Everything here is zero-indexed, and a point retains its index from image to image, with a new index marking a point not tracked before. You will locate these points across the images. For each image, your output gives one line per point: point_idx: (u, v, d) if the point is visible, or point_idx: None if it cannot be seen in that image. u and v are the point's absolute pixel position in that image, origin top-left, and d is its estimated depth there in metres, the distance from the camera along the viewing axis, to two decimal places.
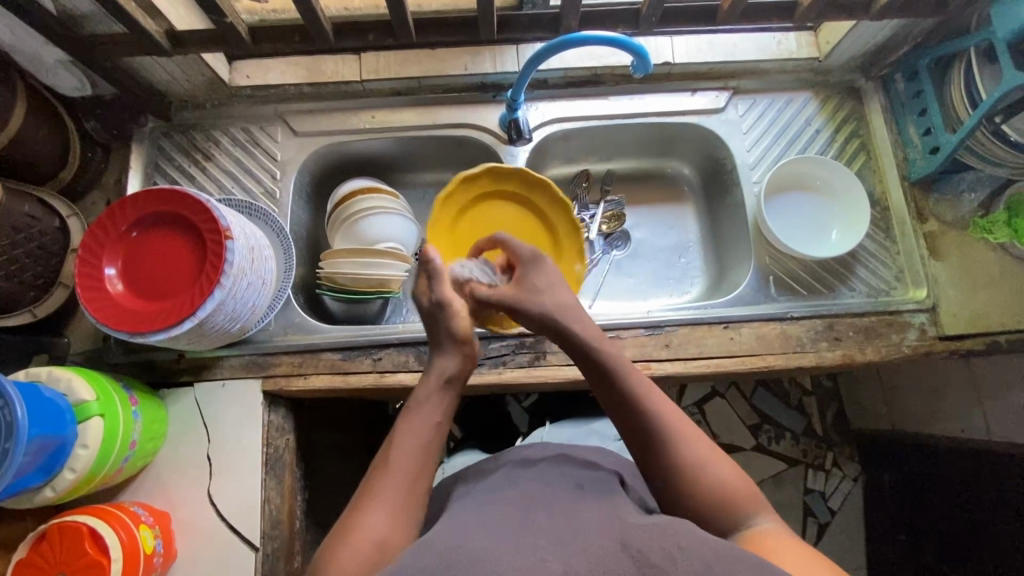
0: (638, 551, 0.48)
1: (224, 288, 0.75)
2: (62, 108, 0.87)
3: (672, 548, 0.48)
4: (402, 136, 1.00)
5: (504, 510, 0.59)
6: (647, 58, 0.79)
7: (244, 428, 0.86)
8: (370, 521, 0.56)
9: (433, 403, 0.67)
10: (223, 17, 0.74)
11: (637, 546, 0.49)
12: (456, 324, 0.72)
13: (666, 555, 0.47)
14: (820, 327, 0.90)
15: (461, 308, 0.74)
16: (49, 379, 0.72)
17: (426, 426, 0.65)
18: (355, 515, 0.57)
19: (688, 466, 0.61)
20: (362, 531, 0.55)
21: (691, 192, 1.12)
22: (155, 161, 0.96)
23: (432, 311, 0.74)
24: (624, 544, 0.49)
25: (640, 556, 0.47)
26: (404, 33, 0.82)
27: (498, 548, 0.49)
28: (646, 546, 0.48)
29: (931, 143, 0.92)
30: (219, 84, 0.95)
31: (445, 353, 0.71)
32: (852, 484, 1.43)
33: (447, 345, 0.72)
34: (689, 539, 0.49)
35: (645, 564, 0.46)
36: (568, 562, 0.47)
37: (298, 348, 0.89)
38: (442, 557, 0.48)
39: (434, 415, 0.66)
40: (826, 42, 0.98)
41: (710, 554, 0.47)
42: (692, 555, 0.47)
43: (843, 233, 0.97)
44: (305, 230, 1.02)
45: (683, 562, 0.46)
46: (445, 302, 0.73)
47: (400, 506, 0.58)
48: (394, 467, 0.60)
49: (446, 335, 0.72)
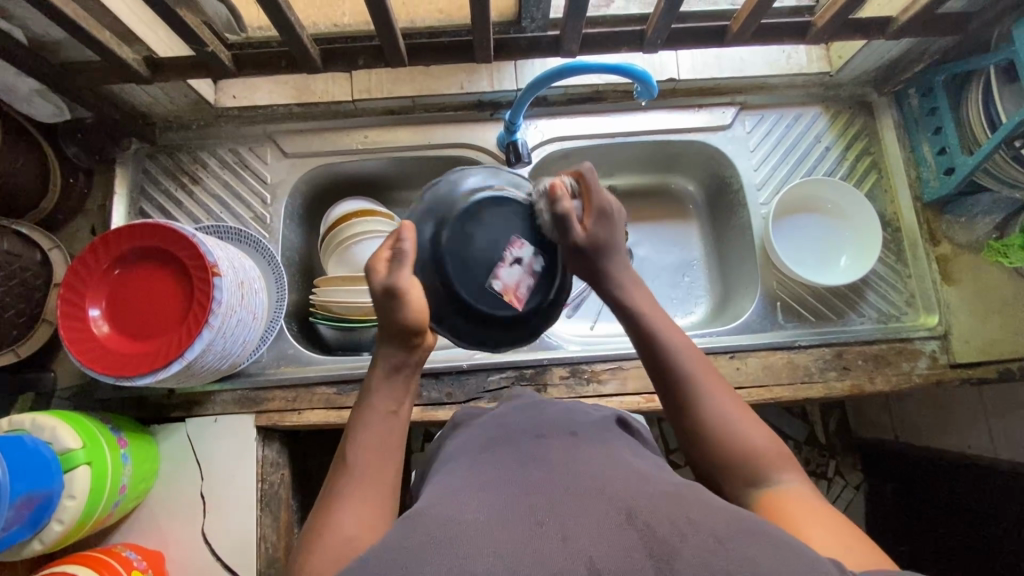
0: (642, 520, 0.42)
1: (213, 327, 0.72)
2: (39, 135, 0.83)
3: (679, 520, 0.42)
4: (397, 157, 0.96)
5: (487, 469, 0.53)
6: (651, 84, 0.76)
7: (237, 464, 0.84)
8: (340, 520, 0.50)
9: (382, 391, 0.60)
10: (204, 46, 0.70)
11: (642, 513, 0.42)
12: (410, 313, 0.59)
13: (672, 525, 0.41)
14: (829, 356, 0.88)
15: (417, 294, 0.60)
16: (33, 427, 0.69)
17: (377, 412, 0.59)
18: (324, 517, 0.51)
19: (716, 430, 0.57)
20: (327, 532, 0.49)
21: (696, 209, 1.09)
22: (141, 186, 0.93)
23: (383, 298, 0.60)
24: (628, 511, 0.42)
25: (642, 523, 0.41)
26: (396, 58, 0.78)
27: (492, 518, 0.43)
28: (652, 515, 0.42)
29: (945, 164, 0.89)
30: (204, 105, 0.91)
31: (389, 345, 0.61)
32: (854, 492, 1.39)
33: (392, 336, 0.61)
34: (697, 511, 0.43)
35: (646, 532, 0.41)
36: (567, 527, 0.41)
37: (291, 381, 0.87)
38: (426, 525, 0.43)
39: (387, 402, 0.60)
40: (838, 57, 0.94)
41: (715, 523, 0.42)
42: (698, 524, 0.41)
43: (852, 258, 0.94)
44: (299, 254, 0.99)
45: (689, 533, 0.40)
46: (394, 289, 0.59)
47: (365, 499, 0.53)
48: (354, 464, 0.55)
49: (394, 322, 0.60)
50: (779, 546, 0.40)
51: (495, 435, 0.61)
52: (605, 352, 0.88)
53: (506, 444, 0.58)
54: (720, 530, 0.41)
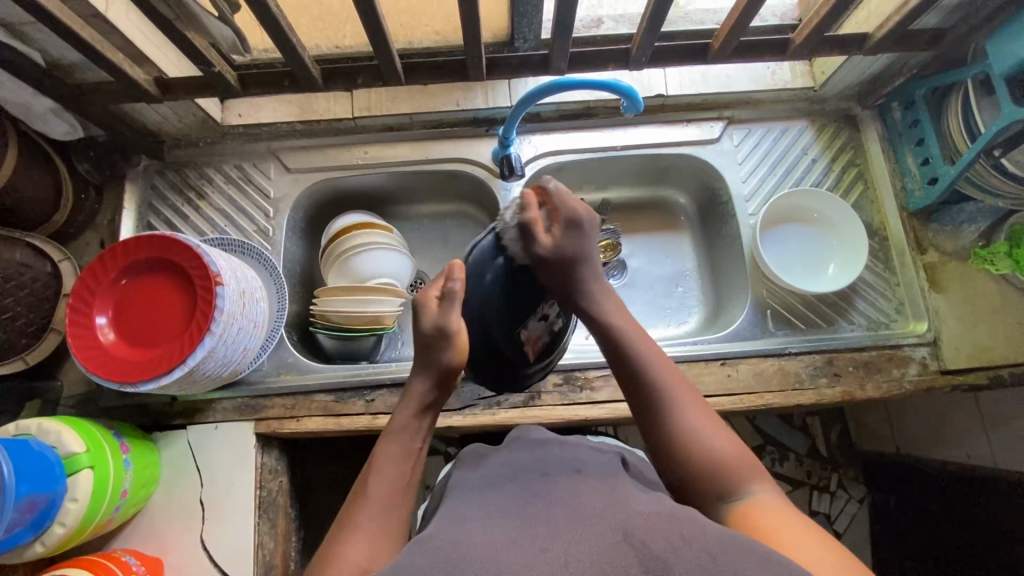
0: (637, 537, 0.44)
1: (214, 335, 0.74)
2: (53, 153, 0.86)
3: (675, 537, 0.44)
4: (395, 171, 0.99)
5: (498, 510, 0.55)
6: (637, 98, 0.79)
7: (237, 471, 0.86)
8: (351, 549, 0.51)
9: (410, 430, 0.63)
10: (211, 67, 0.73)
11: (638, 532, 0.45)
12: (453, 355, 0.66)
13: (667, 543, 0.43)
14: (819, 363, 0.89)
15: (462, 340, 0.67)
16: (39, 431, 0.71)
17: (399, 449, 0.61)
18: (335, 546, 0.52)
19: (679, 428, 0.59)
20: (343, 560, 0.50)
21: (688, 221, 1.11)
22: (149, 201, 0.97)
23: (433, 337, 0.66)
24: (625, 531, 0.45)
25: (638, 542, 0.43)
26: (393, 76, 0.82)
27: (499, 539, 0.46)
28: (648, 534, 0.45)
29: (929, 173, 0.91)
30: (211, 123, 0.95)
31: (427, 381, 0.66)
32: (857, 506, 1.36)
33: (431, 372, 0.66)
34: (692, 529, 0.45)
35: (642, 550, 0.43)
36: (569, 550, 0.43)
37: (290, 390, 0.88)
38: (438, 545, 0.46)
39: (411, 440, 0.62)
40: (821, 73, 0.97)
41: (709, 540, 0.44)
42: (693, 542, 0.43)
43: (840, 266, 0.95)
44: (299, 267, 1.02)
45: (683, 549, 0.42)
46: (449, 332, 0.66)
47: (379, 533, 0.53)
48: (378, 493, 0.56)
49: (439, 362, 0.66)
50: (773, 559, 0.41)
51: (503, 472, 0.63)
52: (599, 358, 0.89)
53: (513, 481, 0.61)
54: (714, 547, 0.43)
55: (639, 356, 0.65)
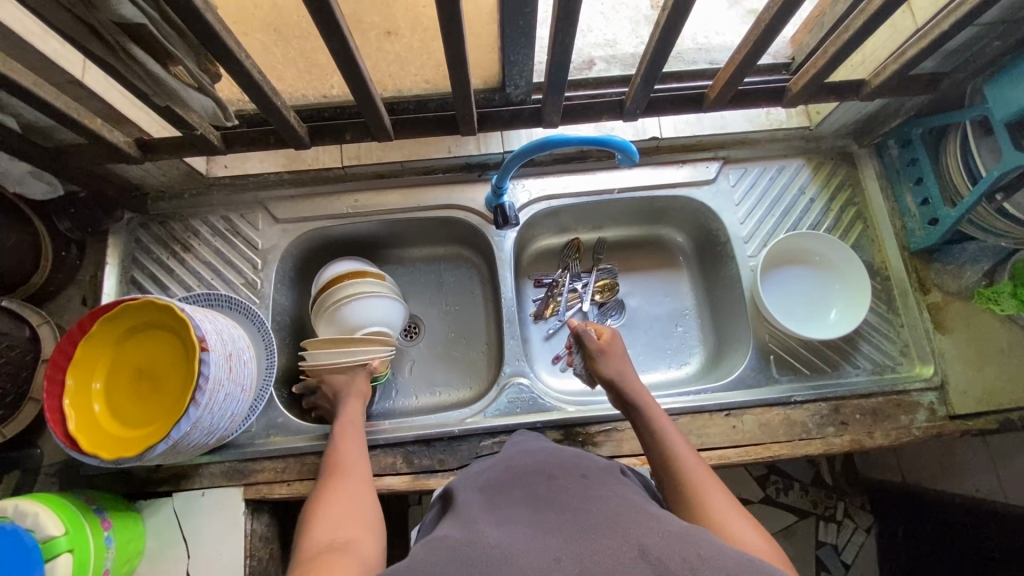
0: (655, 555, 0.43)
1: (199, 405, 0.69)
2: (32, 213, 0.84)
3: (690, 555, 0.43)
4: (387, 219, 0.97)
5: None
6: (631, 152, 0.77)
7: (224, 541, 0.82)
8: (318, 530, 0.60)
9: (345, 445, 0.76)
10: (193, 131, 0.71)
11: (654, 549, 0.44)
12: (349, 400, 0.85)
13: (683, 560, 0.42)
14: (825, 412, 0.87)
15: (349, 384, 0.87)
16: (14, 514, 0.66)
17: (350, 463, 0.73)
18: (306, 526, 0.61)
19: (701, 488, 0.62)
20: (314, 534, 0.59)
21: (686, 260, 1.08)
22: (133, 254, 0.94)
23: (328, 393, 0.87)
24: (641, 548, 0.44)
25: (655, 559, 0.42)
26: (381, 130, 0.81)
27: (517, 545, 0.46)
28: (664, 550, 0.43)
29: (929, 214, 0.90)
30: (196, 176, 0.93)
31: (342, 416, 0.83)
32: (865, 536, 1.31)
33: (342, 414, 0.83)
34: (708, 546, 0.44)
35: (659, 567, 0.42)
36: (582, 562, 0.43)
37: (280, 453, 0.85)
38: (456, 553, 0.45)
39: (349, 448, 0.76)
40: (816, 113, 0.96)
41: (725, 558, 0.42)
42: (710, 560, 0.42)
43: (841, 311, 0.94)
44: (289, 317, 0.99)
45: (701, 568, 0.41)
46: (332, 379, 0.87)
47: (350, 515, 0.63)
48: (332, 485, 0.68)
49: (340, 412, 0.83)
50: None
51: (507, 475, 0.62)
52: (601, 412, 0.87)
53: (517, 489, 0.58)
54: (732, 565, 0.41)
55: (664, 433, 0.70)
